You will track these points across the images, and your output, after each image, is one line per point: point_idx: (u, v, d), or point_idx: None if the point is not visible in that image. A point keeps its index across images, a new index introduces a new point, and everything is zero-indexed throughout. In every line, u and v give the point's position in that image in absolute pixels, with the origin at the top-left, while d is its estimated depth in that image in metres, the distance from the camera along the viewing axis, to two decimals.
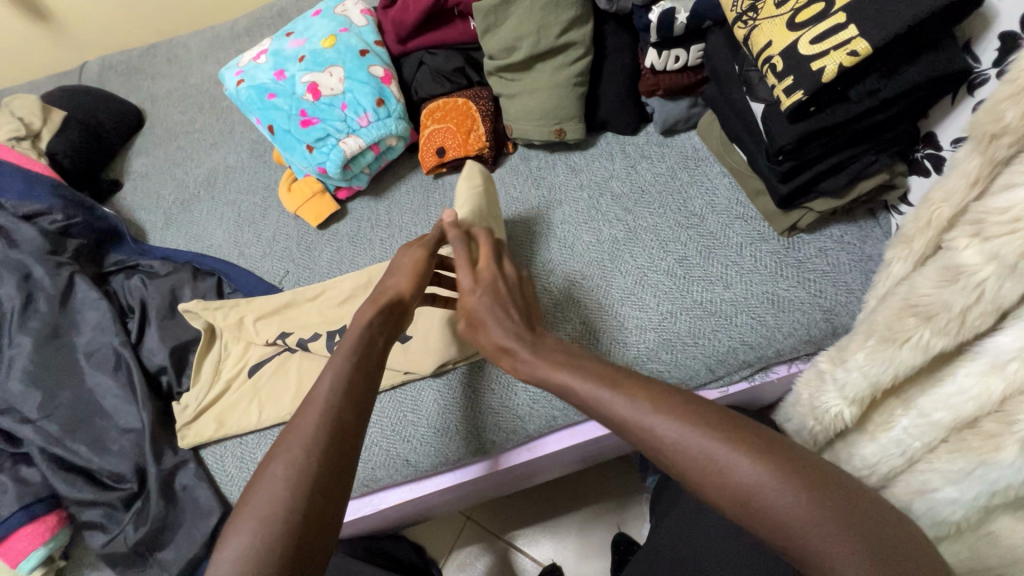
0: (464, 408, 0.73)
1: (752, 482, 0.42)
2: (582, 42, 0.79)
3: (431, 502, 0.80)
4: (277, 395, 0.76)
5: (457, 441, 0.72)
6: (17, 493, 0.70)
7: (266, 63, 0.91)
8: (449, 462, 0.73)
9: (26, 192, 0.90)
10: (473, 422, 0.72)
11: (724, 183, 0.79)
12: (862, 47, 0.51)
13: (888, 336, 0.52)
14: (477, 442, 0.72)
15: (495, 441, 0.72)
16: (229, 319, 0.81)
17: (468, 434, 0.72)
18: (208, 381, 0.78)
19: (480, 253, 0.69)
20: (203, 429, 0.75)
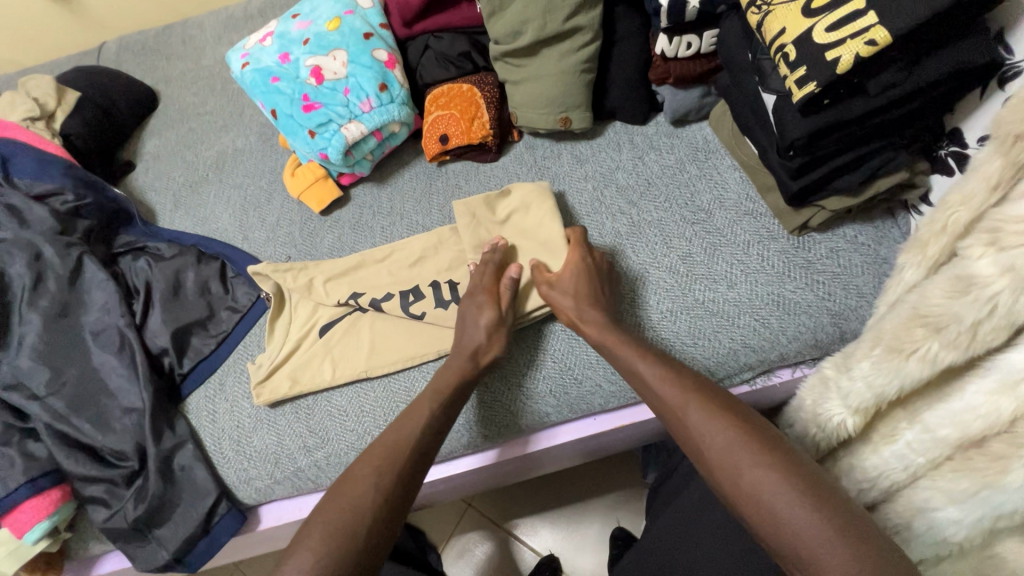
0: (537, 378, 0.71)
1: (779, 496, 0.47)
2: (590, 27, 0.76)
3: (420, 491, 0.81)
4: (338, 359, 0.77)
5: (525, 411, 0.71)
6: (24, 467, 0.72)
7: (272, 46, 0.90)
8: (516, 431, 0.72)
9: (38, 172, 0.91)
10: (538, 392, 0.71)
11: (735, 177, 0.76)
12: (881, 36, 0.47)
13: (894, 346, 0.49)
14: (535, 414, 0.71)
15: (551, 414, 0.71)
16: (299, 281, 0.81)
17: (533, 406, 0.70)
18: (280, 341, 0.80)
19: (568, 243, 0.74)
20: (278, 387, 0.76)
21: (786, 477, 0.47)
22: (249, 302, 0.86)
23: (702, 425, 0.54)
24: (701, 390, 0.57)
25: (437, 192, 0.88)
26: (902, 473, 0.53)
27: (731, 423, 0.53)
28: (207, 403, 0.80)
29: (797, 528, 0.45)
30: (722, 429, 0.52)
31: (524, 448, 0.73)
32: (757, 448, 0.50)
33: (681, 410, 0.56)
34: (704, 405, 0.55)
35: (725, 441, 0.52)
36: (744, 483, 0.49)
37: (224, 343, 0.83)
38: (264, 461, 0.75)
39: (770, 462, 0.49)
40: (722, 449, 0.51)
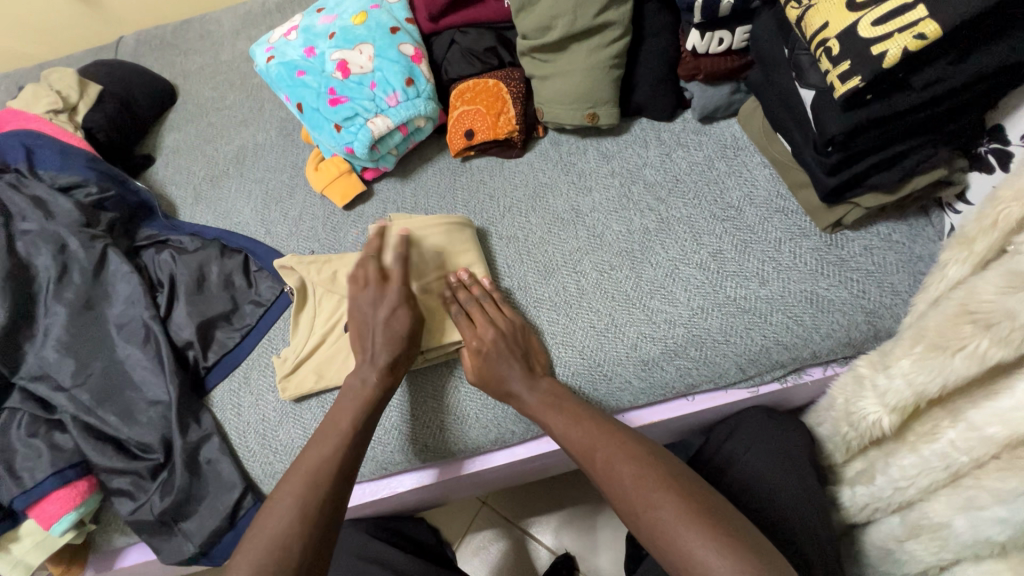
0: (454, 408, 0.72)
1: (678, 527, 0.49)
2: (620, 22, 0.76)
3: (441, 489, 0.80)
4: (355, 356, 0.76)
5: (438, 440, 0.72)
6: (50, 458, 0.72)
7: (297, 40, 0.90)
8: (436, 457, 0.73)
9: (62, 164, 0.91)
10: (460, 420, 0.72)
11: (765, 174, 0.75)
12: (930, 30, 0.47)
13: (940, 343, 0.49)
14: (458, 443, 0.72)
15: (479, 442, 0.72)
16: (322, 275, 0.81)
17: (461, 434, 0.72)
18: (306, 334, 0.80)
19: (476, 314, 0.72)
20: (303, 380, 0.76)
21: (685, 509, 0.50)
22: (274, 296, 0.85)
23: (607, 469, 0.56)
24: (610, 432, 0.59)
25: (462, 187, 0.87)
26: (944, 472, 0.52)
27: (633, 464, 0.55)
28: (231, 396, 0.80)
29: (694, 553, 0.48)
30: (626, 469, 0.55)
31: (458, 470, 0.75)
32: (657, 482, 0.53)
33: (592, 453, 0.58)
34: (609, 446, 0.58)
35: (628, 481, 0.54)
36: (648, 517, 0.52)
37: (248, 337, 0.83)
38: (289, 455, 0.74)
39: (666, 496, 0.52)
40: (624, 484, 0.54)
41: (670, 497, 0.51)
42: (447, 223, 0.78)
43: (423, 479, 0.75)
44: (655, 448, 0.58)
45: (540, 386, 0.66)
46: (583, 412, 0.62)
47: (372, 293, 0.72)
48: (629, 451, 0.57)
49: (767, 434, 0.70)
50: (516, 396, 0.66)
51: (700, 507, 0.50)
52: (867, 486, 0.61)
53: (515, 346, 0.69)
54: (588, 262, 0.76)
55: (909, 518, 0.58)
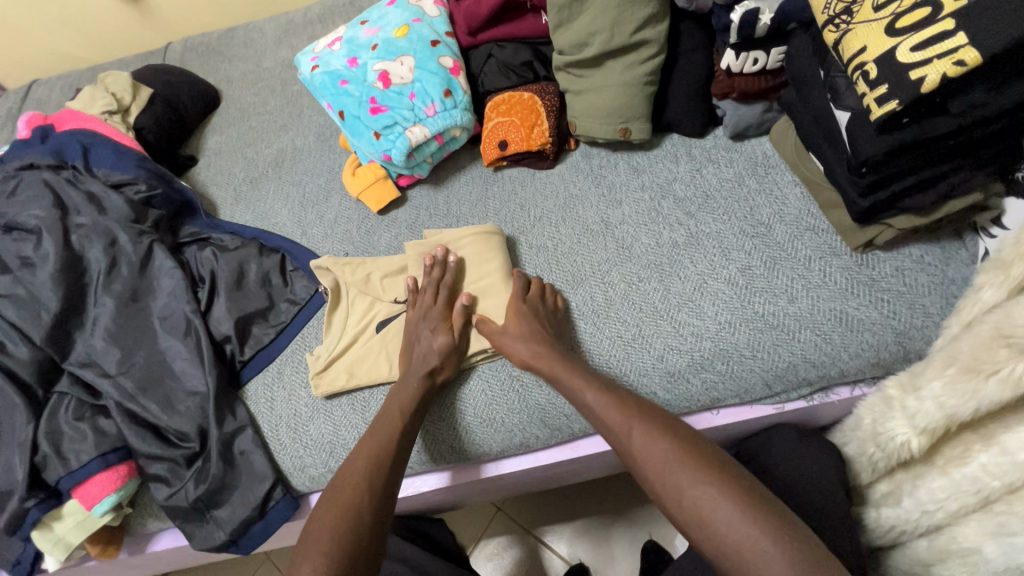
0: (476, 412, 0.74)
1: (721, 511, 0.50)
2: (656, 40, 0.78)
3: (462, 491, 0.82)
4: (384, 357, 0.80)
5: (462, 442, 0.73)
6: (94, 441, 0.75)
7: (340, 50, 0.93)
8: (460, 459, 0.74)
9: (115, 163, 0.96)
10: (483, 424, 0.73)
11: (795, 193, 0.76)
12: (970, 57, 0.47)
13: (973, 366, 0.49)
14: (481, 446, 0.73)
15: (502, 446, 0.73)
16: (356, 275, 0.84)
17: (485, 437, 0.73)
18: (338, 334, 0.82)
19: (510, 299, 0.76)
20: (335, 379, 0.78)
21: (730, 493, 0.51)
22: (308, 295, 0.88)
23: (646, 447, 0.57)
24: (646, 412, 0.60)
25: (493, 196, 0.89)
26: (975, 496, 0.52)
27: (674, 443, 0.56)
28: (264, 390, 0.83)
29: (738, 536, 0.48)
30: (665, 449, 0.56)
31: (479, 473, 0.76)
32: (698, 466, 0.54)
33: (626, 426, 0.59)
34: (648, 424, 0.59)
35: (667, 462, 0.55)
36: (687, 498, 0.52)
37: (282, 334, 0.86)
38: (319, 450, 0.77)
39: (711, 476, 0.52)
40: (663, 463, 0.55)
41: (714, 478, 0.52)
42: (476, 232, 0.82)
43: (446, 480, 0.76)
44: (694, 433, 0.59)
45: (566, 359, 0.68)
46: (618, 390, 0.63)
47: (416, 316, 0.79)
48: (670, 432, 0.58)
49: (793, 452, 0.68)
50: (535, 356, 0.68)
51: (743, 488, 0.51)
52: (892, 508, 0.61)
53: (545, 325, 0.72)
54: (617, 271, 0.77)
55: (937, 542, 0.57)
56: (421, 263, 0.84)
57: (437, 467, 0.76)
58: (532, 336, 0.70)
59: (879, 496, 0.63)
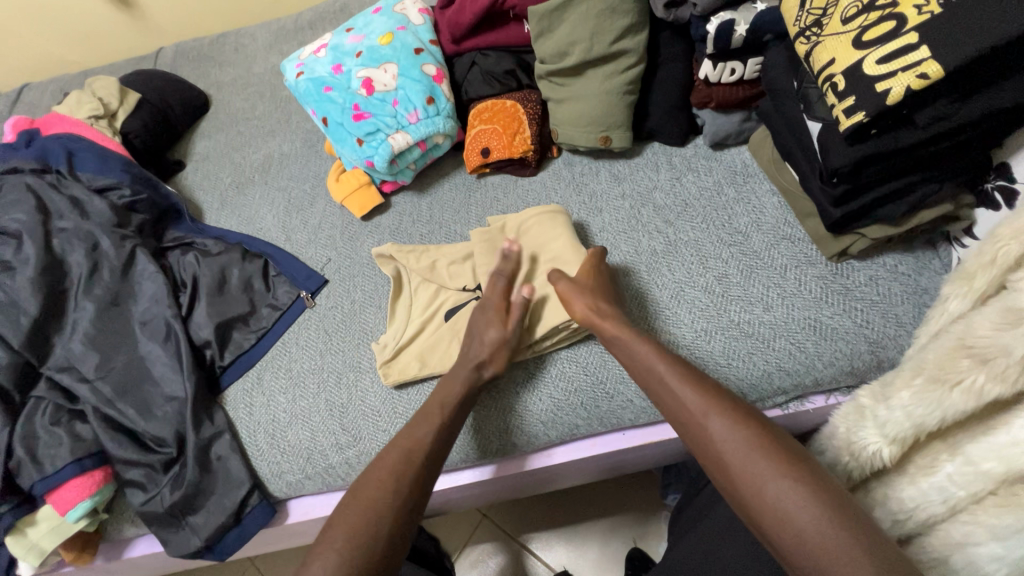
0: (545, 398, 0.72)
1: (799, 511, 0.47)
2: (635, 50, 0.78)
3: (484, 488, 0.80)
4: (449, 348, 0.77)
5: (530, 429, 0.72)
6: (70, 446, 0.75)
7: (326, 57, 0.94)
8: (528, 445, 0.73)
9: (100, 167, 0.96)
10: (561, 407, 0.72)
11: (773, 202, 0.77)
12: (933, 70, 0.48)
13: (938, 376, 0.49)
14: (558, 428, 0.72)
15: (574, 426, 0.72)
16: (421, 263, 0.83)
17: (554, 421, 0.72)
18: (403, 323, 0.81)
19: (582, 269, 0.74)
20: (406, 367, 0.76)
21: (815, 496, 0.47)
22: (289, 300, 0.88)
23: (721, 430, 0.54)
24: (725, 402, 0.56)
25: (476, 203, 0.90)
26: (942, 506, 0.52)
27: (757, 440, 0.52)
28: (243, 395, 0.83)
29: (823, 539, 0.45)
30: (745, 438, 0.52)
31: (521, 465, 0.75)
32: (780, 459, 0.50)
33: (702, 418, 0.55)
34: (728, 414, 0.54)
35: (740, 449, 0.52)
36: (760, 489, 0.49)
37: (263, 339, 0.86)
38: (296, 456, 0.77)
39: (797, 481, 0.48)
40: (734, 446, 0.52)
41: (801, 483, 0.48)
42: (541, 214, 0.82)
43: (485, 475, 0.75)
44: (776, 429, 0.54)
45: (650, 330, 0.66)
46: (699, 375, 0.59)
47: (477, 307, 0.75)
48: (750, 427, 0.53)
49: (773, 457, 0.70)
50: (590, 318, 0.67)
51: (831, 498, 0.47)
52: None
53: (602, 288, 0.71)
54: (624, 275, 0.77)
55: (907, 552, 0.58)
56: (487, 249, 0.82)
57: None
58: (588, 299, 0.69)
59: None
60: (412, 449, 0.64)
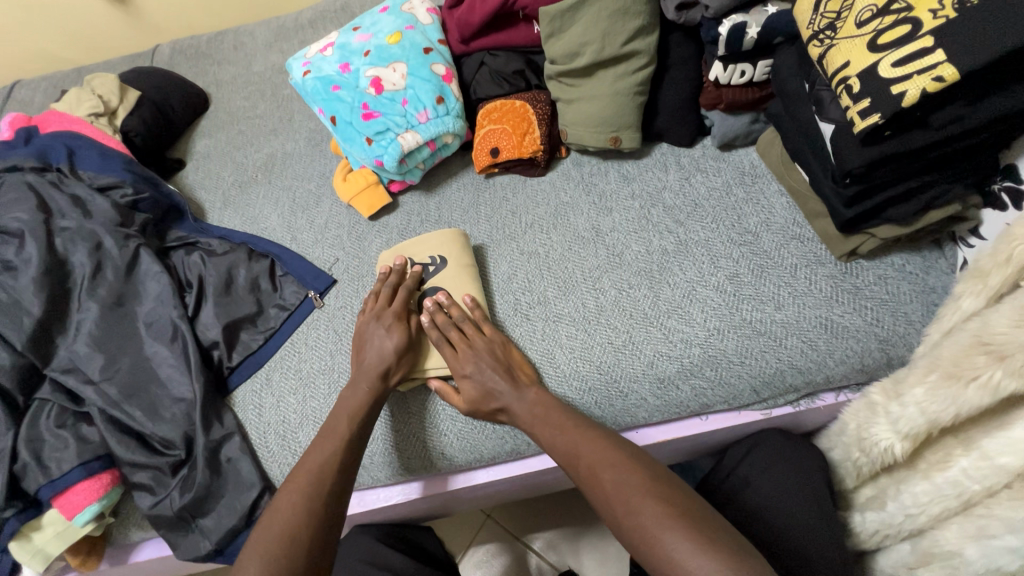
0: (457, 421, 0.73)
1: (690, 560, 0.48)
2: (646, 51, 0.79)
3: (492, 488, 0.81)
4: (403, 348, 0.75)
5: (442, 450, 0.73)
6: (76, 449, 0.74)
7: (332, 56, 0.93)
8: (450, 466, 0.74)
9: (101, 165, 0.95)
10: (475, 428, 0.73)
11: (782, 203, 0.78)
12: (949, 73, 0.49)
13: (953, 372, 0.51)
14: (474, 453, 0.73)
15: (493, 453, 0.73)
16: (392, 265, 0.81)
17: (480, 444, 0.73)
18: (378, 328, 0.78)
19: (463, 329, 0.73)
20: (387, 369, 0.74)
21: (699, 541, 0.48)
22: (297, 300, 0.87)
23: (614, 489, 0.55)
24: (593, 438, 0.60)
25: (485, 203, 0.90)
26: (955, 500, 0.53)
27: (618, 471, 0.56)
28: (252, 396, 0.82)
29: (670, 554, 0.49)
30: (607, 463, 0.57)
31: (524, 466, 0.76)
32: (666, 507, 0.52)
33: (577, 456, 0.60)
34: (592, 445, 0.59)
35: (627, 506, 0.53)
36: (651, 542, 0.50)
37: (271, 340, 0.85)
38: None
39: (647, 499, 0.53)
40: (623, 503, 0.54)
41: (647, 496, 0.53)
42: (445, 238, 0.81)
43: (492, 474, 0.76)
44: (639, 454, 0.59)
45: (528, 398, 0.67)
46: (574, 416, 0.64)
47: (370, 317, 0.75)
48: (614, 456, 0.58)
49: (784, 459, 0.71)
50: (506, 409, 0.67)
51: (679, 502, 0.52)
52: (878, 512, 0.63)
53: (500, 363, 0.70)
54: (569, 304, 0.77)
55: (920, 546, 0.59)
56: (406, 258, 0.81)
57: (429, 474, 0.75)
58: (477, 363, 0.70)
59: (865, 499, 0.65)
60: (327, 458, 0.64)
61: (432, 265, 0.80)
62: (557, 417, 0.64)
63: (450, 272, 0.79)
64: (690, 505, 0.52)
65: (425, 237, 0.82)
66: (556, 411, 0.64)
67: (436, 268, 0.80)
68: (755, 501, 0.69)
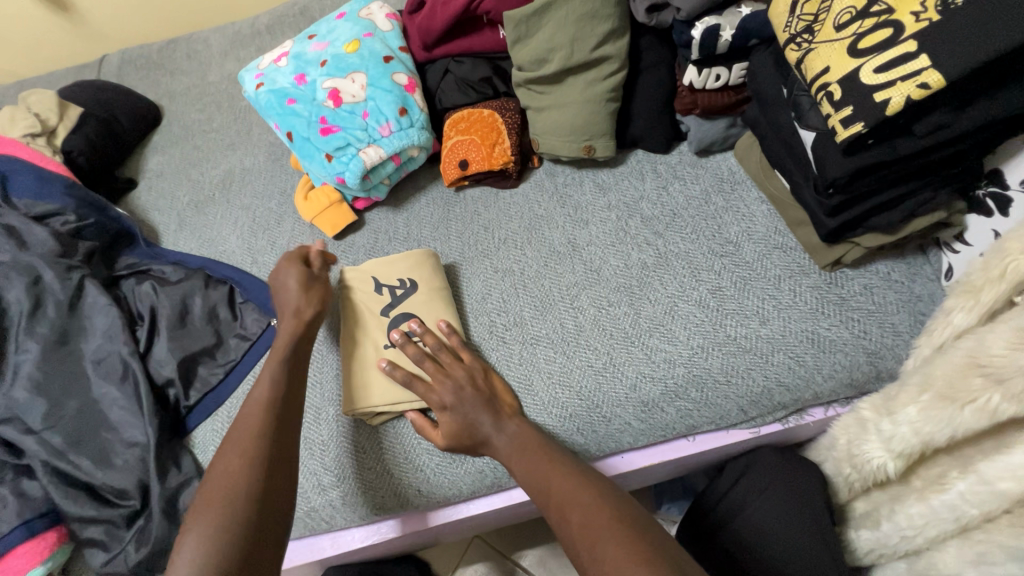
0: (435, 455, 0.69)
1: None
2: (617, 56, 0.75)
3: (474, 521, 0.77)
4: (370, 380, 0.70)
5: (418, 487, 0.69)
6: (17, 507, 0.68)
7: (287, 66, 0.88)
8: (427, 503, 0.70)
9: (39, 191, 0.88)
10: (453, 463, 0.69)
11: (762, 210, 0.75)
12: (934, 79, 0.46)
13: (948, 393, 0.48)
14: (452, 489, 0.69)
15: (473, 488, 0.69)
16: (358, 290, 0.76)
17: (458, 479, 0.69)
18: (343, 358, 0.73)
19: (440, 356, 0.69)
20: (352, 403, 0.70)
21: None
22: (259, 330, 0.82)
23: (581, 531, 0.51)
24: (566, 474, 0.57)
25: (456, 217, 0.86)
26: (953, 523, 0.51)
27: (587, 510, 0.53)
28: (212, 436, 0.76)
29: None
30: (577, 501, 0.54)
31: (507, 498, 0.72)
32: (629, 548, 0.47)
33: (548, 490, 0.57)
34: (564, 479, 0.57)
35: (593, 550, 0.49)
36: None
37: (231, 374, 0.80)
38: None
39: (610, 540, 0.48)
40: (588, 544, 0.50)
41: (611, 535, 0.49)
42: (414, 259, 0.76)
43: (474, 507, 0.72)
44: (614, 492, 0.56)
45: (509, 431, 0.63)
46: (552, 451, 0.61)
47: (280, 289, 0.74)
48: (584, 495, 0.54)
49: (780, 506, 0.67)
50: (487, 442, 0.63)
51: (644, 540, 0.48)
52: (873, 531, 0.60)
53: (481, 394, 0.66)
54: (546, 324, 0.73)
55: (917, 566, 0.57)
56: (372, 283, 0.76)
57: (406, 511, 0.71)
58: (458, 395, 0.65)
59: (858, 515, 0.64)
60: (255, 428, 0.58)
61: (401, 288, 0.75)
62: (534, 452, 0.61)
63: (420, 297, 0.75)
64: (655, 544, 0.48)
65: (392, 258, 0.77)
66: (538, 444, 0.61)
67: (405, 291, 0.75)
68: (754, 525, 0.67)
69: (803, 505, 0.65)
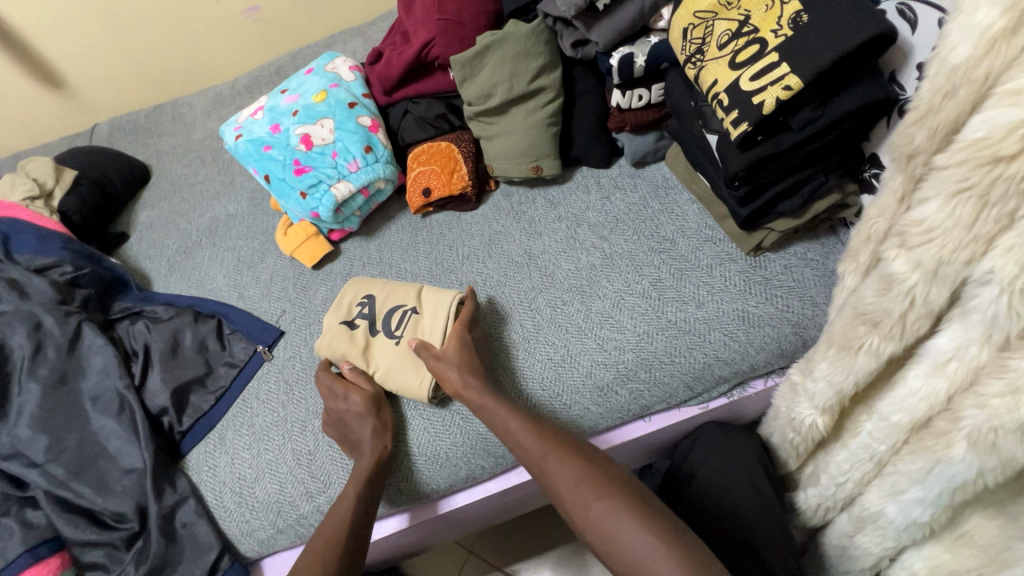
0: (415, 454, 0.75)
1: (654, 549, 0.53)
2: (551, 86, 0.86)
3: (460, 518, 0.82)
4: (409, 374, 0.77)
5: (401, 486, 0.74)
6: (22, 536, 0.72)
7: (263, 118, 0.98)
8: (410, 500, 0.75)
9: (38, 247, 0.95)
10: (430, 460, 0.74)
11: (693, 209, 0.84)
12: (794, 82, 0.56)
13: (845, 344, 0.55)
14: (433, 484, 0.74)
15: (451, 481, 0.74)
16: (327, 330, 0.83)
17: (438, 475, 0.74)
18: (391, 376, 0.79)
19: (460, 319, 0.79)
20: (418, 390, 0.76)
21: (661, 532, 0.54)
22: (247, 356, 0.88)
23: (579, 484, 0.60)
24: (559, 436, 0.65)
25: (423, 241, 0.94)
26: (870, 462, 0.57)
27: (582, 469, 0.61)
28: (205, 458, 0.81)
29: (640, 553, 0.53)
30: (573, 463, 0.62)
31: (483, 489, 0.77)
32: (622, 498, 0.57)
33: (544, 453, 0.63)
34: (558, 446, 0.63)
35: (596, 492, 0.58)
36: (607, 531, 0.56)
37: (221, 399, 0.85)
38: (266, 511, 0.75)
39: (609, 497, 0.58)
40: (592, 495, 0.58)
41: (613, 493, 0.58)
42: (357, 286, 0.86)
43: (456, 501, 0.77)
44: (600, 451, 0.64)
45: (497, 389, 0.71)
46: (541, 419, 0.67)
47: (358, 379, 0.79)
48: (581, 455, 0.62)
49: (726, 470, 0.74)
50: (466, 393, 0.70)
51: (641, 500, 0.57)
52: (816, 487, 0.67)
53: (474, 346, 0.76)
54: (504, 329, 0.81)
55: (853, 512, 0.63)
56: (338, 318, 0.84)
57: (392, 510, 0.76)
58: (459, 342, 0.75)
59: (806, 477, 0.69)
60: (325, 549, 0.64)
61: (365, 306, 0.84)
62: (528, 416, 0.67)
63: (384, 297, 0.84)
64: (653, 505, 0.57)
65: (337, 300, 0.86)
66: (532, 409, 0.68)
67: (369, 304, 0.84)
68: (709, 485, 0.75)
69: (745, 469, 0.72)
